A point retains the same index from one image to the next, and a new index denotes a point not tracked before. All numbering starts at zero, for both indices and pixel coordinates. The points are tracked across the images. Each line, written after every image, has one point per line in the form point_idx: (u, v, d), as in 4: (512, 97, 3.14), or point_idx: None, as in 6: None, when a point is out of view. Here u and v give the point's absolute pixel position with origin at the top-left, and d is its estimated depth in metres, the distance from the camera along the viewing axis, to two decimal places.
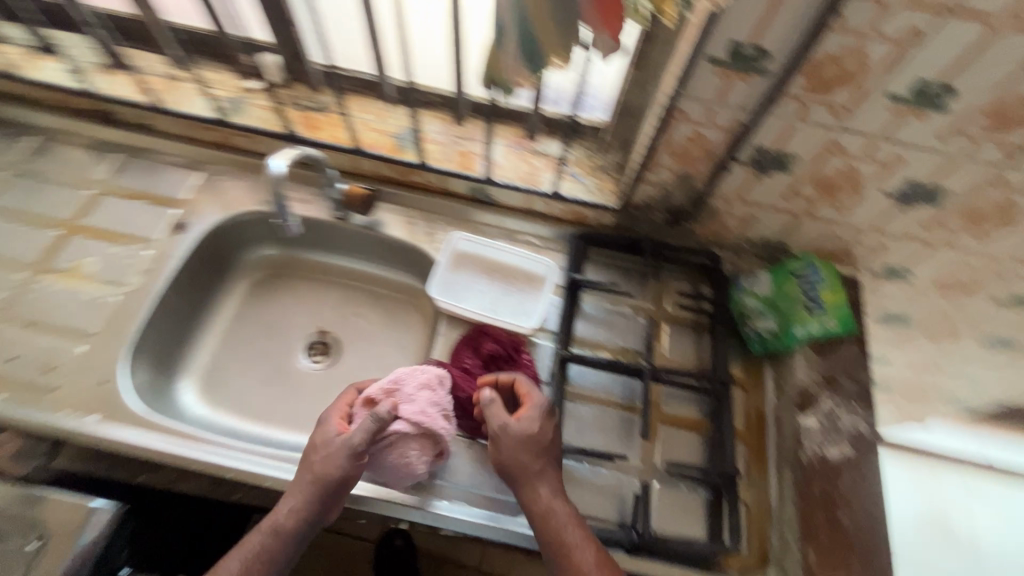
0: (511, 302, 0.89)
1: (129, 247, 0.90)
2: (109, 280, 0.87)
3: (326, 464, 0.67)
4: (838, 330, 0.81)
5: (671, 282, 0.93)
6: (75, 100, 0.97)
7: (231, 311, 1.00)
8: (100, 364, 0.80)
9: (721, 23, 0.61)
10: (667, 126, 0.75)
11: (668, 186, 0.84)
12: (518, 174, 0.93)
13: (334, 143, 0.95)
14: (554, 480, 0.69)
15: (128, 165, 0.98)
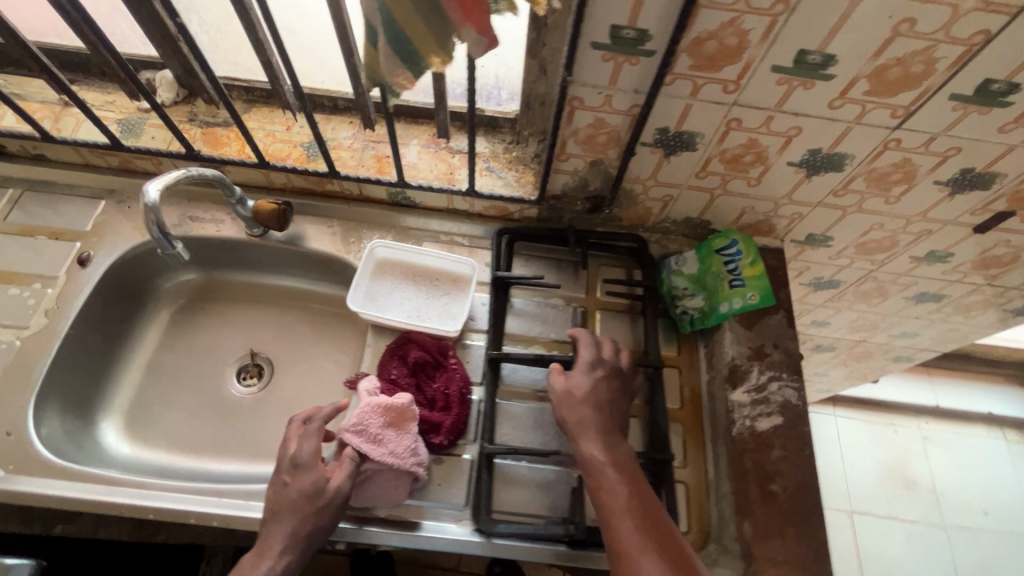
0: (435, 307, 0.89)
1: (28, 288, 0.87)
2: (8, 324, 0.84)
3: (321, 514, 0.67)
4: (759, 303, 0.82)
5: (600, 269, 0.93)
6: None
7: (153, 344, 0.97)
8: (6, 417, 0.78)
9: (596, 9, 0.59)
10: (570, 117, 0.74)
11: (583, 175, 0.84)
12: (436, 175, 0.91)
13: (240, 158, 0.91)
14: (601, 427, 0.71)
15: (25, 198, 0.94)
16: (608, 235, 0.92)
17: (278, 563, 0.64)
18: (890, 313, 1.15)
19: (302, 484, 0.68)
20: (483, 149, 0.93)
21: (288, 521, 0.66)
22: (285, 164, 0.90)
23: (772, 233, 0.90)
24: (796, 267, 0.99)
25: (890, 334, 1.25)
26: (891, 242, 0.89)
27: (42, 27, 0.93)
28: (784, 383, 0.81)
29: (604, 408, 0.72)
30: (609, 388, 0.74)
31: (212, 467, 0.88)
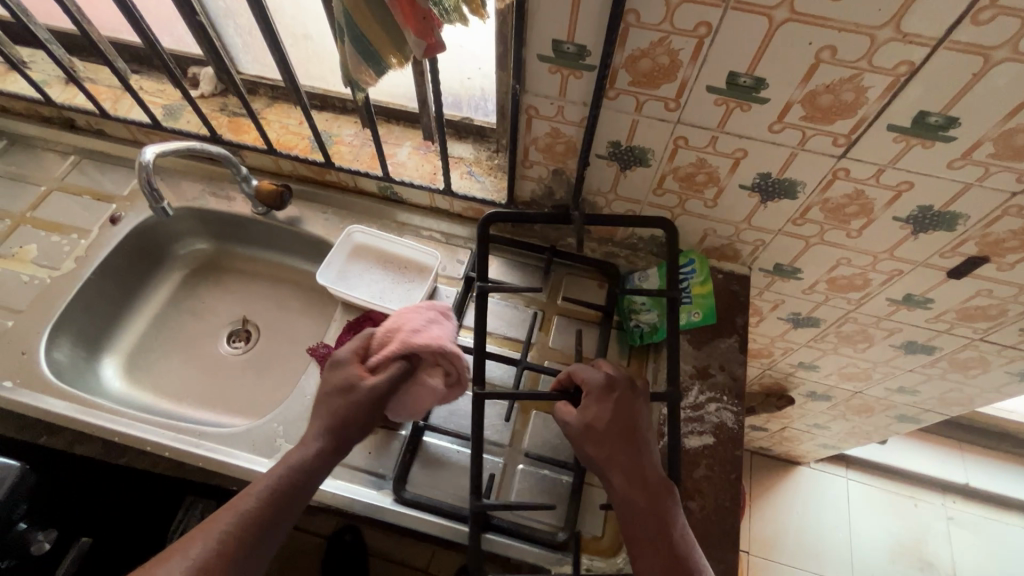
0: (400, 291, 0.89)
1: (67, 236, 0.96)
2: (45, 265, 0.92)
3: (354, 410, 0.67)
4: (701, 322, 0.82)
5: (566, 277, 0.96)
6: (38, 108, 1.05)
7: (164, 298, 1.04)
8: (22, 338, 0.85)
9: (706, 65, 0.61)
10: (672, 153, 0.74)
11: (548, 183, 0.86)
12: (483, 190, 0.94)
13: (305, 155, 0.97)
14: (643, 469, 0.66)
15: (84, 163, 1.06)
16: (612, 260, 0.96)
17: (310, 451, 0.65)
18: (879, 363, 1.07)
19: (343, 379, 0.69)
20: (468, 156, 0.97)
21: (328, 420, 0.67)
22: (290, 153, 0.97)
23: (737, 258, 0.89)
24: (785, 309, 0.99)
25: (886, 387, 1.14)
26: (999, 311, 0.83)
27: (118, 26, 1.00)
28: (723, 405, 0.79)
29: (635, 440, 0.67)
30: (636, 412, 0.69)
31: (195, 412, 0.94)
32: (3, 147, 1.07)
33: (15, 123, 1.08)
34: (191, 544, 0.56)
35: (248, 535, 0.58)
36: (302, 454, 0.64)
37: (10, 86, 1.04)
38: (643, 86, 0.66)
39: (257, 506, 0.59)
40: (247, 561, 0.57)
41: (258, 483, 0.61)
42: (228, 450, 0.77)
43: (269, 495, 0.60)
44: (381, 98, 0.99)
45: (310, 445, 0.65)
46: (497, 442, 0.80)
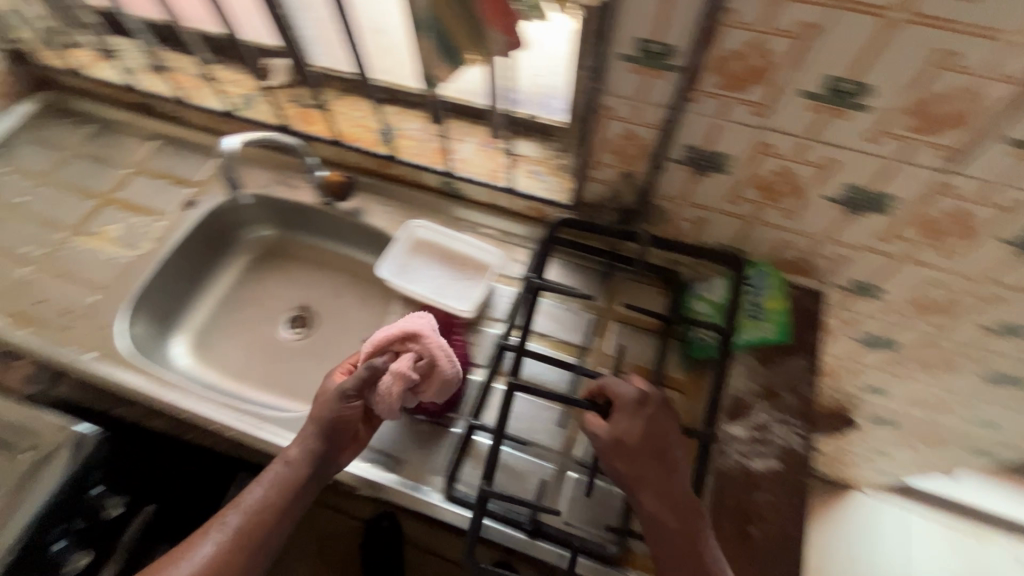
0: (458, 287, 0.89)
1: (148, 218, 1.01)
2: (126, 244, 0.97)
3: (327, 411, 0.72)
4: (773, 337, 0.79)
5: (626, 282, 0.94)
6: (124, 94, 1.12)
7: (231, 281, 1.08)
8: (103, 313, 0.90)
9: (804, 68, 0.57)
10: (753, 160, 0.70)
11: (616, 186, 0.83)
12: (546, 189, 0.94)
13: (369, 149, 1.00)
14: (673, 489, 0.65)
15: (163, 148, 1.11)
16: (675, 268, 0.93)
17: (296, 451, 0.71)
18: (960, 393, 0.99)
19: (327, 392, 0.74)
20: (532, 155, 0.96)
21: (312, 435, 0.71)
22: (354, 146, 1.00)
23: (811, 273, 0.84)
24: (858, 329, 0.93)
25: (964, 418, 1.06)
26: None
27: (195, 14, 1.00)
28: (790, 427, 0.75)
29: (666, 459, 0.66)
30: (667, 430, 0.67)
31: (255, 393, 0.97)
32: (93, 130, 1.14)
33: (102, 108, 1.16)
34: (192, 548, 0.65)
35: (241, 540, 0.66)
36: (289, 455, 0.71)
37: (102, 73, 1.11)
38: (731, 89, 0.62)
39: (248, 516, 0.67)
40: (247, 560, 0.66)
41: (252, 492, 0.69)
42: (287, 434, 0.80)
43: (259, 505, 0.68)
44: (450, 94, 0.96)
45: (294, 457, 0.70)
46: (549, 447, 0.79)
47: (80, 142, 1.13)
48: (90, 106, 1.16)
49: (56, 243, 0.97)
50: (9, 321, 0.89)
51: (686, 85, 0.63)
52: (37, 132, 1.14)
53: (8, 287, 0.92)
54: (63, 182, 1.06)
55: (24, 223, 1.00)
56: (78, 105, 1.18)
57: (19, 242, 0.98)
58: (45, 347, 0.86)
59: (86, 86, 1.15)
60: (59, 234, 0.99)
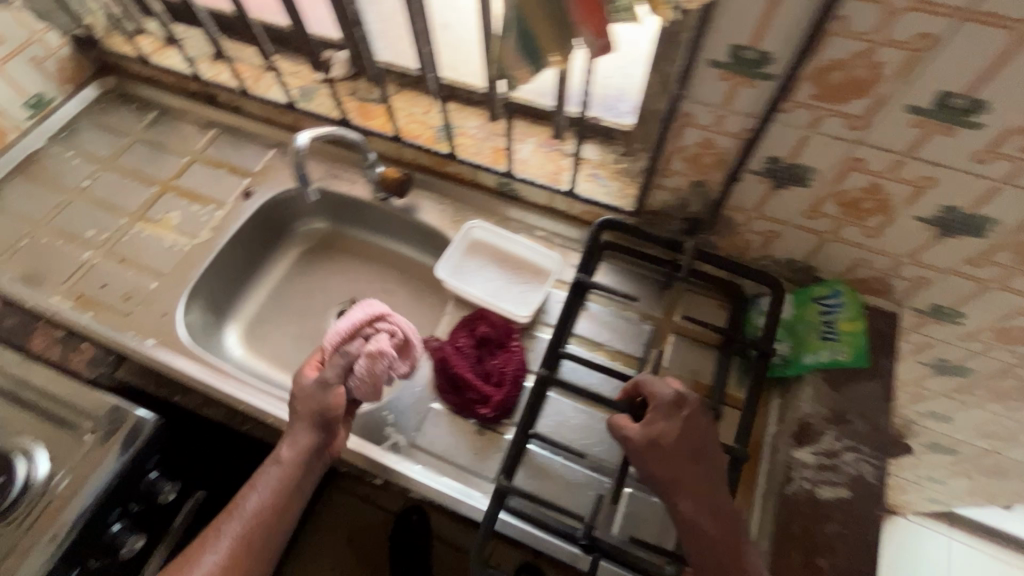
0: (514, 291, 0.87)
1: (206, 207, 1.02)
2: (185, 233, 0.99)
3: (308, 410, 0.71)
4: (848, 361, 0.75)
5: (685, 293, 0.91)
6: (187, 83, 1.13)
7: (282, 273, 1.09)
8: (163, 301, 0.92)
9: (912, 82, 0.54)
10: (840, 175, 0.67)
11: (684, 194, 0.80)
12: (607, 196, 0.91)
13: (429, 146, 0.98)
14: (711, 493, 0.64)
15: (221, 138, 1.12)
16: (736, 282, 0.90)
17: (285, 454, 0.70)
18: None
19: (306, 388, 0.72)
20: (593, 157, 0.93)
21: (302, 434, 0.70)
22: (415, 142, 0.98)
23: (886, 293, 0.80)
24: (930, 353, 0.89)
25: None
26: None
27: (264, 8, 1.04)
28: (861, 456, 0.71)
29: (702, 461, 0.65)
30: (703, 433, 0.66)
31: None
32: (154, 118, 1.16)
33: (164, 96, 1.17)
34: (197, 558, 0.65)
35: (243, 547, 0.66)
36: (279, 458, 0.70)
37: (166, 62, 1.12)
38: (827, 100, 0.59)
39: (246, 522, 0.67)
40: (255, 563, 0.66)
41: (248, 498, 0.69)
42: None
43: (257, 510, 0.68)
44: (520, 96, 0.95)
45: (286, 459, 0.70)
46: (604, 460, 0.77)
47: (141, 128, 1.15)
48: (152, 93, 1.18)
49: (119, 228, 0.99)
50: (74, 304, 0.91)
51: (779, 96, 0.60)
52: (100, 117, 1.17)
53: (74, 270, 0.95)
54: (125, 168, 1.08)
55: (91, 207, 1.03)
56: (141, 92, 1.19)
57: (86, 226, 1.00)
58: (109, 332, 0.87)
59: (149, 73, 1.16)
60: (122, 219, 1.01)
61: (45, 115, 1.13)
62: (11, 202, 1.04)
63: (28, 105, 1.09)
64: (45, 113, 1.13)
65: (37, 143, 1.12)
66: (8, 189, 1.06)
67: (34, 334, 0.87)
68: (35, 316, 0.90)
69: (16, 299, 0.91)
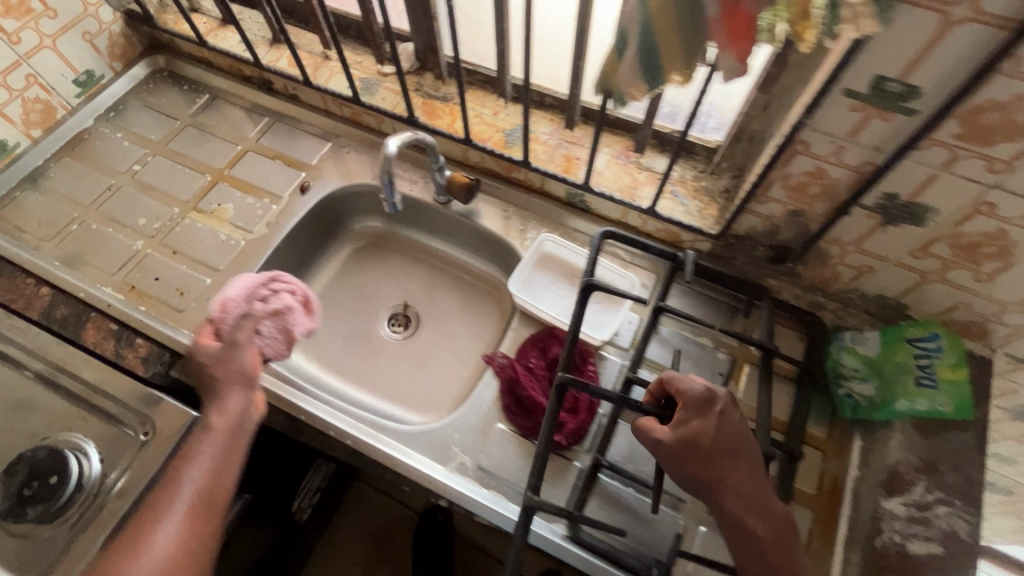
0: (586, 311, 0.84)
1: (261, 200, 0.98)
2: (241, 226, 0.95)
3: (230, 371, 0.73)
4: (951, 413, 0.71)
5: (761, 321, 0.87)
6: (242, 66, 1.09)
7: (333, 271, 1.06)
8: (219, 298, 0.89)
9: None
10: (962, 218, 0.62)
11: (776, 222, 0.76)
12: (687, 215, 0.87)
13: (498, 150, 0.94)
14: (755, 493, 0.58)
15: (275, 127, 1.08)
16: (815, 313, 0.86)
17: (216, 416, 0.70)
18: None
19: (212, 351, 0.75)
20: (672, 173, 0.89)
21: (230, 397, 0.71)
22: (484, 145, 0.94)
23: (982, 339, 0.76)
24: None
25: None
26: None
27: None
28: (954, 511, 0.68)
29: (742, 459, 0.59)
30: (739, 427, 0.60)
31: (355, 392, 0.94)
32: (206, 101, 1.12)
33: (216, 79, 1.13)
34: (150, 533, 0.61)
35: (197, 513, 0.63)
36: (210, 421, 0.69)
37: (222, 44, 1.08)
38: (970, 141, 0.55)
39: (198, 489, 0.64)
40: (211, 530, 0.64)
41: (187, 470, 0.65)
42: (404, 449, 0.76)
43: (207, 476, 0.66)
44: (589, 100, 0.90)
45: (223, 422, 0.69)
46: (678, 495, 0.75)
47: (191, 111, 1.10)
48: (204, 76, 1.14)
49: (172, 218, 0.96)
50: (127, 296, 0.88)
51: (918, 133, 0.56)
52: (149, 97, 1.13)
53: (126, 260, 0.92)
54: (177, 154, 1.04)
55: (142, 194, 0.99)
56: (191, 72, 1.15)
57: (138, 214, 0.97)
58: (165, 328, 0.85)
59: (202, 54, 1.12)
60: (175, 209, 0.97)
61: (93, 94, 1.09)
62: (59, 184, 1.01)
63: (76, 83, 1.05)
64: (94, 92, 1.09)
65: (85, 122, 1.08)
66: (56, 169, 1.02)
67: (87, 327, 0.84)
68: (87, 307, 0.86)
69: (68, 288, 0.87)
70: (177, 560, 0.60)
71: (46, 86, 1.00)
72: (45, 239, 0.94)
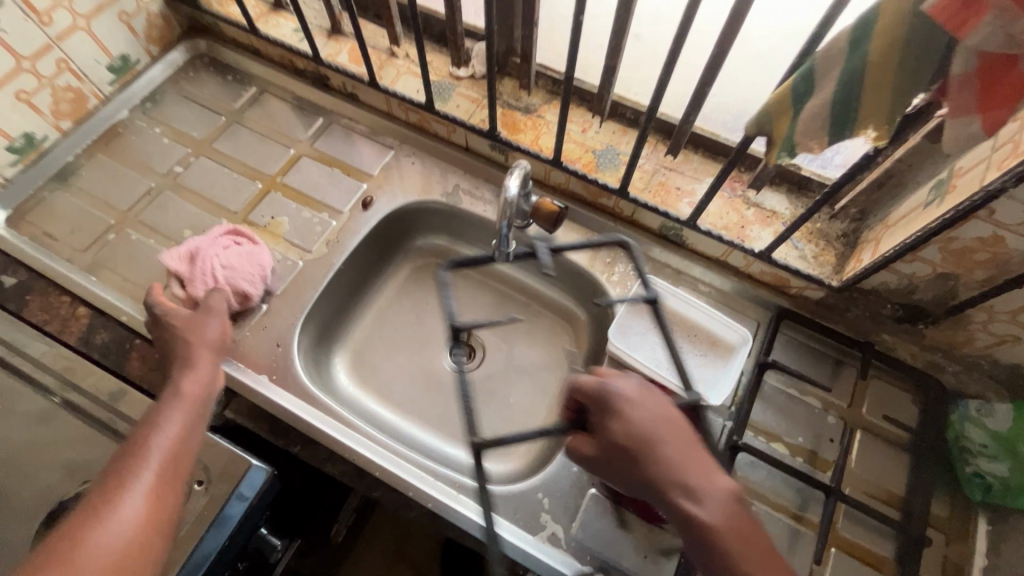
0: (689, 366, 0.75)
1: (319, 214, 0.89)
2: (298, 244, 0.86)
3: (198, 348, 0.67)
4: None
5: (874, 382, 0.79)
6: (295, 58, 0.98)
7: (390, 292, 0.97)
8: (278, 328, 0.80)
9: None
10: None
11: (917, 281, 0.68)
12: (801, 260, 0.78)
13: (588, 173, 0.84)
14: (694, 478, 0.51)
15: (331, 129, 0.97)
16: (933, 374, 0.78)
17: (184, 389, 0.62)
18: None
19: (183, 313, 0.70)
20: (785, 212, 0.80)
21: (200, 369, 0.65)
22: (573, 167, 0.84)
23: None
24: None
25: None
26: None
27: None
28: None
29: (667, 443, 0.53)
30: (657, 408, 0.56)
31: (418, 430, 0.87)
32: (253, 95, 1.01)
33: (264, 70, 1.02)
34: (118, 497, 0.50)
35: (163, 483, 0.53)
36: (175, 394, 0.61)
37: (275, 32, 0.97)
38: None
39: (168, 455, 0.55)
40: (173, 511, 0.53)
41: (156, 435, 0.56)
42: (490, 515, 0.69)
43: (177, 444, 0.56)
44: (703, 126, 0.82)
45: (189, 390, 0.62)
46: None
47: (236, 106, 1.00)
48: (249, 64, 1.02)
49: None
50: None
51: None
52: (187, 87, 1.01)
53: None
54: (223, 156, 0.94)
55: (186, 201, 0.90)
56: (235, 60, 1.03)
57: (182, 225, 0.87)
58: None
59: (250, 41, 1.01)
60: (224, 221, 0.88)
61: (127, 81, 0.98)
62: (92, 184, 0.91)
63: (110, 68, 0.94)
64: (128, 79, 0.97)
65: (119, 113, 0.97)
66: (88, 167, 0.92)
67: (131, 357, 0.76)
68: (131, 333, 0.78)
69: (110, 311, 0.79)
70: (147, 532, 0.50)
71: (77, 73, 0.89)
72: (79, 250, 0.84)
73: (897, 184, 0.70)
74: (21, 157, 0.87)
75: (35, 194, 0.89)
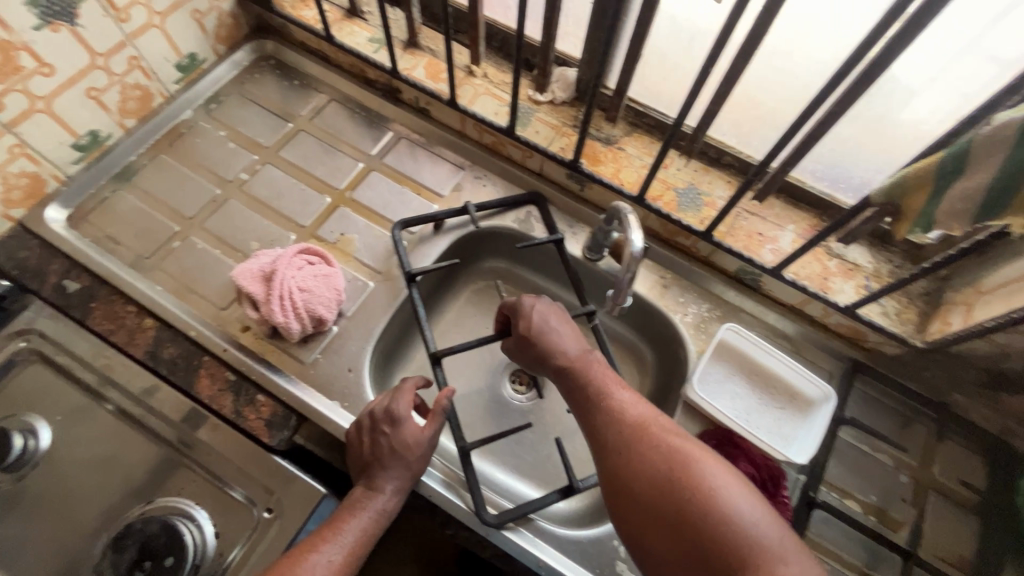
0: (767, 420, 0.77)
1: (388, 233, 0.87)
2: (368, 263, 0.85)
3: (416, 466, 0.67)
4: None
5: (946, 444, 0.78)
6: (369, 70, 0.95)
7: (451, 314, 0.95)
8: (349, 351, 0.79)
9: None
10: None
11: (1010, 351, 0.68)
12: (881, 316, 0.78)
13: (670, 213, 0.82)
14: (571, 345, 0.67)
15: (400, 145, 0.95)
16: (1005, 438, 0.77)
17: (388, 501, 0.65)
18: None
19: (423, 444, 0.67)
20: (867, 265, 0.80)
21: (400, 482, 0.66)
22: (655, 206, 0.83)
23: None
24: None
25: None
26: None
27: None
28: None
29: (553, 325, 0.69)
30: (552, 307, 0.72)
31: (478, 460, 0.85)
32: (321, 102, 0.98)
33: (334, 78, 0.99)
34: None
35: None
36: (381, 503, 0.65)
37: (349, 39, 0.94)
38: None
39: (345, 558, 0.60)
40: None
41: (349, 524, 0.63)
42: (565, 562, 0.69)
43: (355, 545, 0.62)
44: (796, 175, 0.81)
45: (379, 511, 0.64)
46: None
47: (302, 112, 0.97)
48: (316, 70, 1.00)
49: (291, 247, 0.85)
50: (243, 338, 0.78)
51: None
52: (251, 88, 0.98)
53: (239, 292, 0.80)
54: (291, 166, 0.92)
55: (252, 211, 0.87)
56: (303, 65, 1.00)
57: (249, 236, 0.85)
58: (292, 387, 0.74)
59: (321, 46, 0.98)
60: (292, 234, 0.86)
61: (193, 80, 0.95)
62: (155, 186, 0.88)
63: (178, 67, 0.91)
64: (194, 77, 0.95)
65: (182, 113, 0.94)
66: (150, 167, 0.89)
67: (201, 375, 0.74)
68: (199, 349, 0.76)
69: (177, 324, 0.77)
70: None
71: (147, 71, 0.86)
72: (142, 256, 0.82)
73: (993, 250, 0.70)
74: (85, 154, 0.84)
75: (96, 193, 0.86)
